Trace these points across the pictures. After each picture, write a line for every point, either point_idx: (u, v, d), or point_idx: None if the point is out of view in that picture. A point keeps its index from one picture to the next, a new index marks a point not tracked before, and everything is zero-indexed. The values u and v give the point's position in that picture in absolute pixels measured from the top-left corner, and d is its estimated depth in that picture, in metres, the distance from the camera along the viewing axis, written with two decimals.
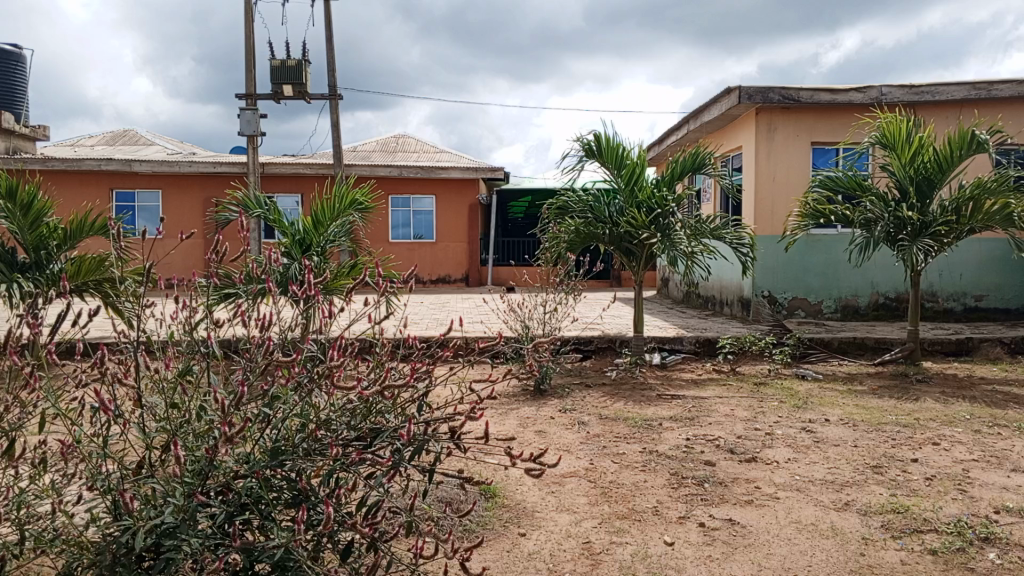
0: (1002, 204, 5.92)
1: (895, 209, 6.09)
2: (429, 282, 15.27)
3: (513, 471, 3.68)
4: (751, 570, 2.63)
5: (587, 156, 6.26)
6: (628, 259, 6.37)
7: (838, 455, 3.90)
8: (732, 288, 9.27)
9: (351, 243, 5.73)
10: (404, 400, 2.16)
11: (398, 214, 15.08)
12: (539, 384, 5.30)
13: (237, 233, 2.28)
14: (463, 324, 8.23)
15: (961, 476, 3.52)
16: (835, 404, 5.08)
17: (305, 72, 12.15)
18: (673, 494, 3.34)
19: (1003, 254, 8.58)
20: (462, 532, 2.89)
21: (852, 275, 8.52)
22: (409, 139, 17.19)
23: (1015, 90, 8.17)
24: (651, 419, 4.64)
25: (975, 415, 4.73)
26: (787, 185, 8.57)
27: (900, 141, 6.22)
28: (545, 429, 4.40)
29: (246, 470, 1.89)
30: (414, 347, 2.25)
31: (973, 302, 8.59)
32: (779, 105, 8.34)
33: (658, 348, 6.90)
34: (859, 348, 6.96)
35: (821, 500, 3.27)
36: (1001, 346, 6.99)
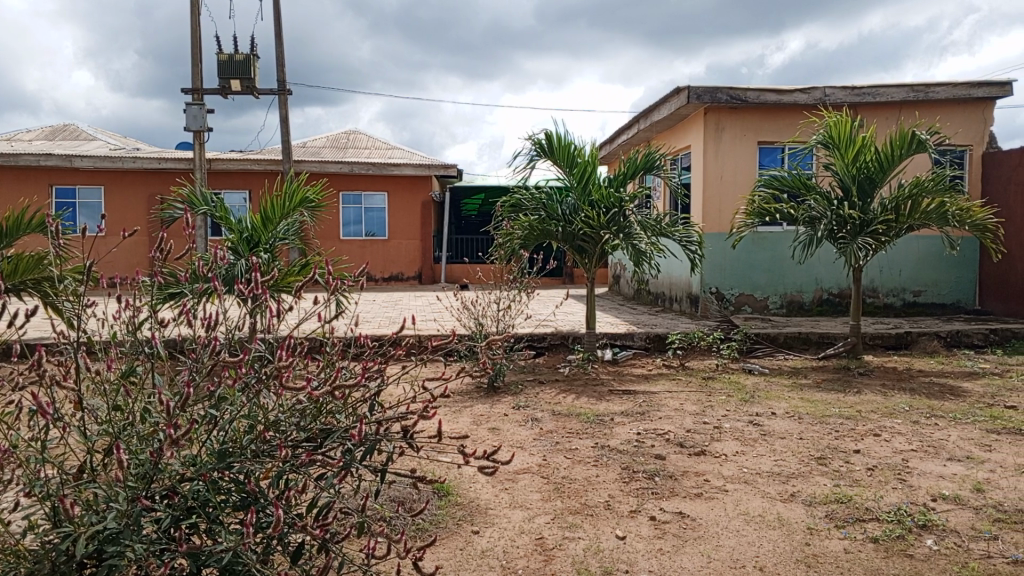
0: (938, 203, 6.13)
1: (837, 208, 6.27)
2: (382, 280, 15.16)
3: (467, 469, 3.69)
4: (700, 563, 2.68)
5: (539, 154, 6.29)
6: (580, 257, 6.41)
7: (784, 448, 3.99)
8: (681, 284, 9.41)
9: (301, 242, 5.65)
10: (356, 400, 2.14)
11: (350, 211, 14.93)
12: (493, 380, 5.31)
13: (183, 230, 2.22)
14: (416, 321, 8.20)
15: (901, 466, 3.64)
16: (781, 398, 5.20)
17: (254, 67, 11.94)
18: (624, 489, 3.38)
19: (939, 251, 8.89)
20: (414, 531, 2.88)
21: (796, 271, 8.74)
22: (360, 135, 17.02)
23: (950, 92, 8.48)
24: (602, 414, 4.69)
25: (914, 406, 4.90)
26: (735, 183, 8.73)
27: (844, 141, 6.38)
28: (498, 426, 4.42)
29: (193, 472, 1.86)
30: (365, 346, 2.22)
31: (912, 297, 8.89)
32: (726, 105, 8.49)
33: (610, 344, 6.94)
34: (804, 343, 7.10)
35: (768, 492, 3.34)
36: (938, 339, 7.22)
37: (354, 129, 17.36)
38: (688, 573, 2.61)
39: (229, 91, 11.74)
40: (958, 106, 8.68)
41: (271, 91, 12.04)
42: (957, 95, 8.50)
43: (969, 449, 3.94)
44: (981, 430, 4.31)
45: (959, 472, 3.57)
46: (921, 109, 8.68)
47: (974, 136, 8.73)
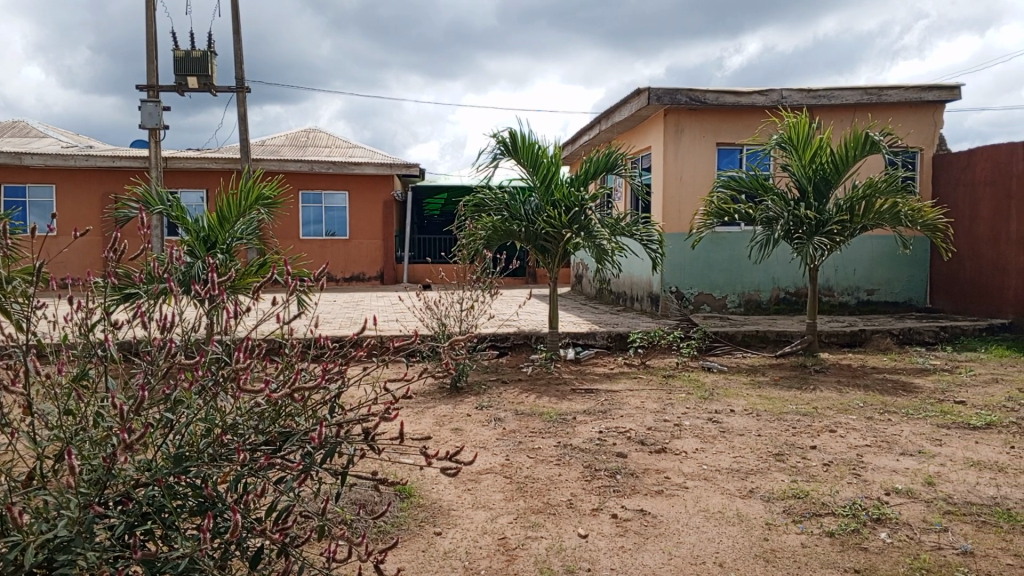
0: (891, 204, 6.27)
1: (793, 208, 6.38)
2: (343, 280, 15.02)
3: (429, 471, 3.67)
4: (661, 560, 2.70)
5: (502, 153, 6.28)
6: (543, 257, 6.43)
7: (742, 445, 4.04)
8: (643, 284, 9.49)
9: (259, 241, 5.57)
10: (316, 402, 2.12)
11: (309, 211, 14.78)
12: (456, 381, 5.30)
13: (137, 230, 2.17)
14: (377, 322, 8.14)
15: (856, 461, 3.73)
16: (739, 395, 5.28)
17: (211, 64, 11.72)
18: (586, 487, 3.39)
19: (891, 251, 9.10)
20: (376, 534, 2.86)
21: (754, 270, 8.88)
22: (320, 134, 16.85)
23: (902, 95, 8.68)
24: (565, 413, 4.71)
25: (868, 402, 5.02)
26: (695, 184, 8.84)
27: (800, 142, 6.50)
28: (461, 426, 4.41)
29: (148, 478, 1.81)
30: (326, 348, 2.19)
31: (866, 295, 9.08)
32: (685, 106, 8.58)
33: (572, 343, 6.96)
34: (761, 341, 7.22)
35: (727, 488, 3.38)
36: (891, 336, 7.39)
37: (314, 127, 17.18)
38: (649, 570, 2.63)
39: (185, 89, 11.52)
40: (909, 109, 8.90)
41: (229, 88, 11.85)
42: (909, 98, 8.70)
43: (921, 443, 4.05)
44: (933, 425, 4.43)
45: (911, 466, 3.66)
46: (874, 111, 8.87)
47: (925, 138, 8.95)
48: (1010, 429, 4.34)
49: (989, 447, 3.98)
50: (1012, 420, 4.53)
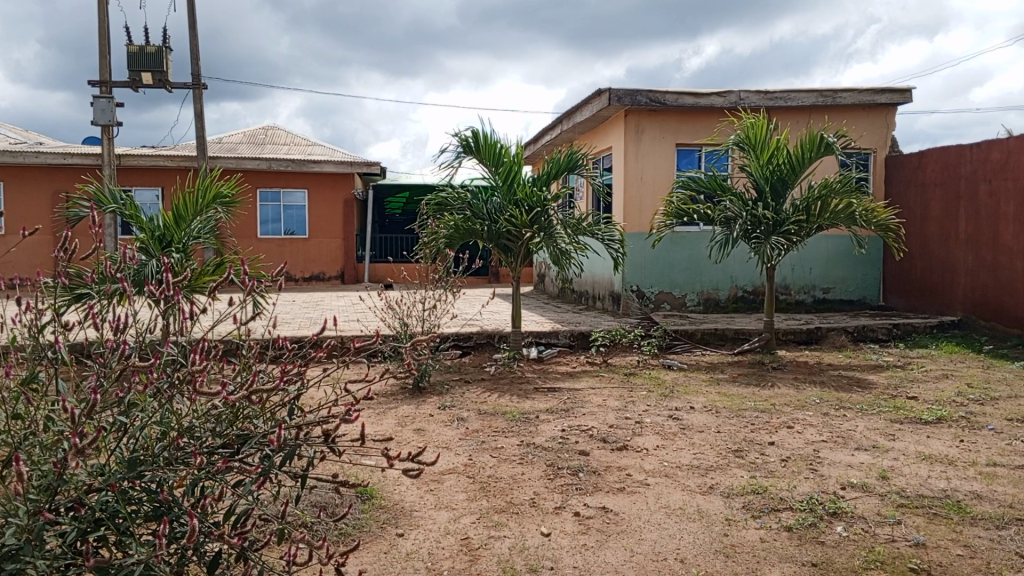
0: (845, 204, 6.40)
1: (751, 208, 6.48)
2: (302, 280, 14.84)
3: (391, 472, 3.64)
4: (623, 557, 2.72)
5: (464, 152, 6.26)
6: (505, 256, 6.44)
7: (702, 441, 4.09)
8: (604, 283, 9.55)
9: (216, 241, 5.47)
10: (275, 405, 2.09)
11: (268, 209, 14.58)
12: (418, 381, 5.27)
13: (89, 230, 2.11)
14: (338, 322, 8.06)
15: (812, 456, 3.80)
16: (699, 392, 5.34)
17: (166, 60, 11.49)
18: (549, 485, 3.40)
19: (846, 250, 9.30)
20: (336, 536, 2.83)
21: (713, 269, 8.99)
22: (279, 131, 16.61)
23: (856, 98, 8.87)
24: (528, 412, 4.71)
25: (824, 398, 5.12)
26: (655, 184, 8.92)
27: (758, 143, 6.61)
28: (423, 427, 4.38)
29: (101, 483, 1.76)
30: (285, 349, 2.16)
31: (822, 293, 9.26)
32: (645, 107, 8.66)
33: (535, 342, 6.98)
34: (720, 339, 7.32)
35: (688, 485, 3.42)
36: (846, 334, 7.55)
37: (273, 125, 16.93)
38: (612, 568, 2.64)
39: (140, 85, 11.27)
40: (863, 111, 9.10)
41: (185, 85, 11.63)
42: (863, 101, 8.90)
43: (875, 438, 4.14)
44: (886, 420, 4.54)
45: (866, 460, 3.74)
46: (829, 113, 9.06)
47: (878, 140, 9.16)
48: (960, 423, 4.47)
49: (940, 441, 4.08)
50: (961, 414, 4.67)
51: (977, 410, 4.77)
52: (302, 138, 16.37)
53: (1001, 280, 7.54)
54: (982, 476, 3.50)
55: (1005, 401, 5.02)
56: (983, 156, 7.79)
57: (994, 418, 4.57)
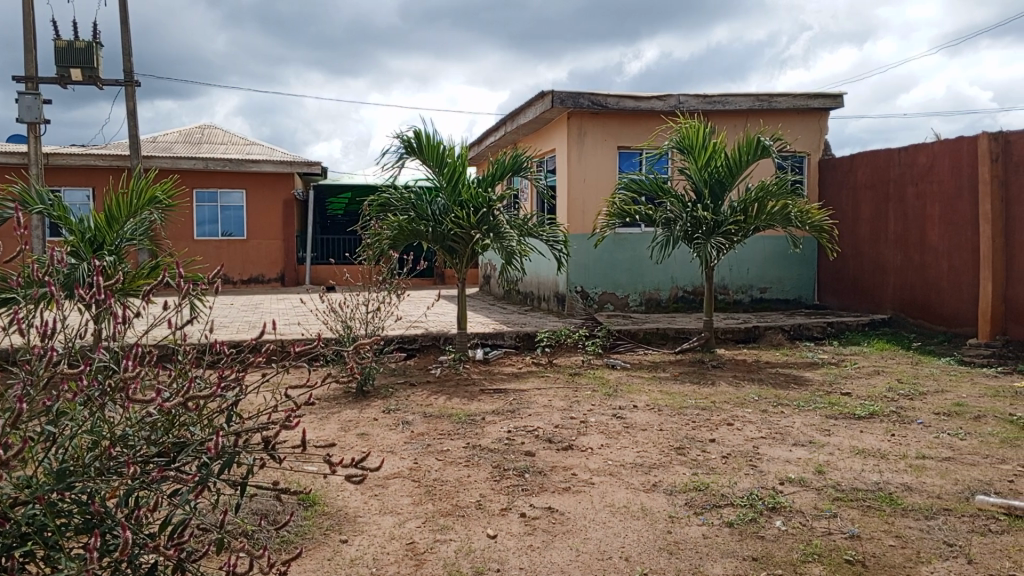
0: (782, 205, 6.56)
1: (691, 210, 6.60)
2: (241, 282, 14.53)
3: (333, 478, 3.58)
4: (569, 556, 2.73)
5: (407, 153, 6.20)
6: (451, 257, 6.41)
7: (645, 439, 4.14)
8: (549, 284, 9.60)
9: (151, 243, 5.31)
10: (212, 411, 2.04)
11: (204, 210, 14.25)
12: (362, 385, 5.21)
13: (14, 231, 2.01)
14: (278, 325, 7.91)
15: (752, 453, 3.88)
16: (641, 391, 5.41)
17: (97, 56, 11.11)
18: (494, 487, 3.40)
19: (782, 250, 9.55)
20: (278, 544, 2.77)
21: (655, 270, 9.14)
22: (216, 130, 16.21)
23: (791, 102, 9.11)
24: (473, 414, 4.69)
25: (762, 396, 5.24)
26: (598, 186, 9.01)
27: (697, 146, 6.73)
28: (367, 431, 4.32)
29: (27, 496, 1.68)
30: (223, 353, 2.10)
31: (759, 293, 9.49)
32: (588, 110, 8.74)
33: (480, 343, 6.98)
34: (662, 338, 7.44)
35: (632, 483, 3.46)
36: (783, 332, 7.75)
37: (209, 124, 16.52)
38: (558, 568, 2.65)
39: (68, 81, 10.85)
40: (797, 116, 9.36)
41: (116, 82, 11.26)
42: (797, 105, 9.14)
43: (811, 434, 4.26)
44: (822, 416, 4.67)
45: (803, 456, 3.84)
46: (765, 117, 9.28)
47: (812, 144, 9.43)
48: (891, 418, 4.63)
49: (873, 435, 4.22)
50: (892, 409, 4.83)
51: (907, 405, 4.96)
52: (240, 137, 16.02)
53: (928, 278, 7.84)
54: (912, 468, 3.64)
55: (932, 396, 5.22)
56: (911, 160, 8.09)
57: (923, 412, 4.74)
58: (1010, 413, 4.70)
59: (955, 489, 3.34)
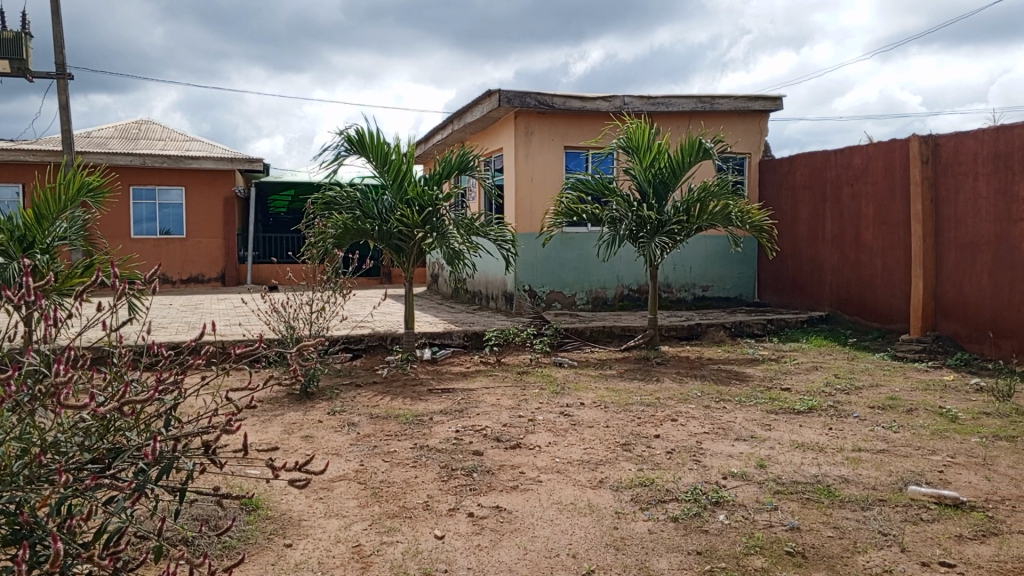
0: (723, 206, 6.67)
1: (636, 209, 6.67)
2: (179, 282, 14.17)
3: (276, 482, 3.50)
4: (517, 555, 2.74)
5: (351, 151, 6.12)
6: (397, 256, 6.34)
7: (591, 436, 4.18)
8: (496, 283, 9.61)
9: (85, 242, 5.14)
10: (149, 416, 1.99)
11: (141, 207, 13.87)
12: (306, 387, 5.13)
13: None
14: (218, 326, 7.74)
15: (695, 448, 3.95)
16: (588, 388, 5.45)
17: (26, 47, 10.69)
18: (442, 487, 3.38)
19: (723, 249, 9.76)
20: (219, 551, 2.71)
21: (600, 269, 9.22)
22: (154, 125, 15.75)
23: (732, 104, 9.29)
24: (421, 414, 4.66)
25: (705, 392, 5.34)
26: (545, 185, 9.05)
27: (642, 146, 6.82)
28: (312, 434, 4.26)
29: None
30: (161, 355, 2.02)
31: (701, 291, 9.67)
32: (534, 109, 8.76)
33: (428, 343, 6.94)
34: (608, 336, 7.50)
35: (578, 480, 3.48)
36: (724, 329, 7.91)
37: (147, 119, 16.04)
38: (506, 567, 2.65)
39: None
40: (738, 117, 9.55)
41: (47, 75, 10.84)
42: (738, 108, 9.33)
43: (753, 429, 4.35)
44: (763, 411, 4.78)
45: (744, 450, 3.92)
46: (707, 118, 9.45)
47: (752, 145, 9.64)
48: (828, 412, 4.77)
49: (812, 429, 4.34)
50: (829, 403, 4.98)
51: (843, 399, 5.10)
52: (179, 133, 15.59)
53: (863, 277, 8.10)
54: (849, 461, 3.75)
55: (867, 390, 5.40)
56: (847, 161, 8.33)
57: (858, 406, 4.90)
58: (940, 406, 4.89)
59: (889, 480, 3.45)
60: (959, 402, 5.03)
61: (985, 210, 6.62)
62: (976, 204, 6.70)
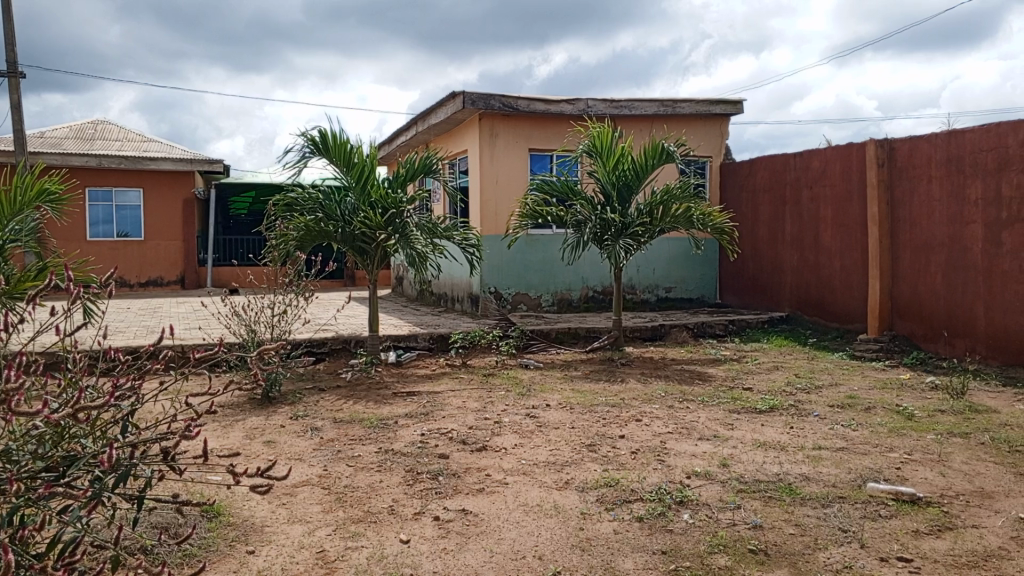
0: (685, 208, 6.72)
1: (600, 212, 6.72)
2: (137, 285, 13.88)
3: (238, 489, 3.44)
4: (483, 558, 2.73)
5: (313, 152, 6.05)
6: (361, 258, 6.30)
7: (558, 438, 4.18)
8: (462, 285, 9.59)
9: (37, 244, 4.98)
10: (106, 423, 1.94)
11: (98, 209, 13.55)
12: (268, 391, 5.05)
13: None
14: (177, 329, 7.60)
15: (660, 448, 3.98)
16: (554, 390, 5.47)
17: None
18: (408, 492, 3.36)
19: (686, 251, 9.86)
20: (179, 559, 2.65)
21: (565, 271, 9.26)
22: (109, 126, 15.40)
23: (693, 109, 9.42)
24: (386, 418, 4.62)
25: (669, 392, 5.39)
26: (510, 187, 9.05)
27: (605, 149, 6.86)
28: (274, 438, 4.20)
29: None
30: (118, 360, 1.96)
31: (664, 292, 9.76)
32: (498, 112, 8.76)
33: (393, 346, 6.90)
34: (573, 337, 7.53)
35: (545, 481, 3.49)
36: (687, 330, 8.00)
37: (103, 119, 15.69)
38: (472, 570, 2.65)
39: None
40: (700, 121, 9.68)
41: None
42: (700, 112, 9.46)
43: (716, 428, 4.40)
44: (725, 411, 4.83)
45: (708, 450, 3.96)
46: (669, 122, 9.56)
47: (714, 149, 9.77)
48: (789, 411, 4.84)
49: (773, 428, 4.41)
50: (790, 402, 5.06)
51: (804, 398, 5.19)
52: (136, 134, 15.28)
53: (822, 278, 8.24)
54: (810, 459, 3.81)
55: (826, 389, 5.50)
56: (806, 164, 8.47)
57: (818, 405, 4.98)
58: (897, 404, 4.99)
59: (849, 477, 3.52)
60: (916, 400, 5.15)
61: (938, 212, 6.80)
62: (930, 207, 6.88)
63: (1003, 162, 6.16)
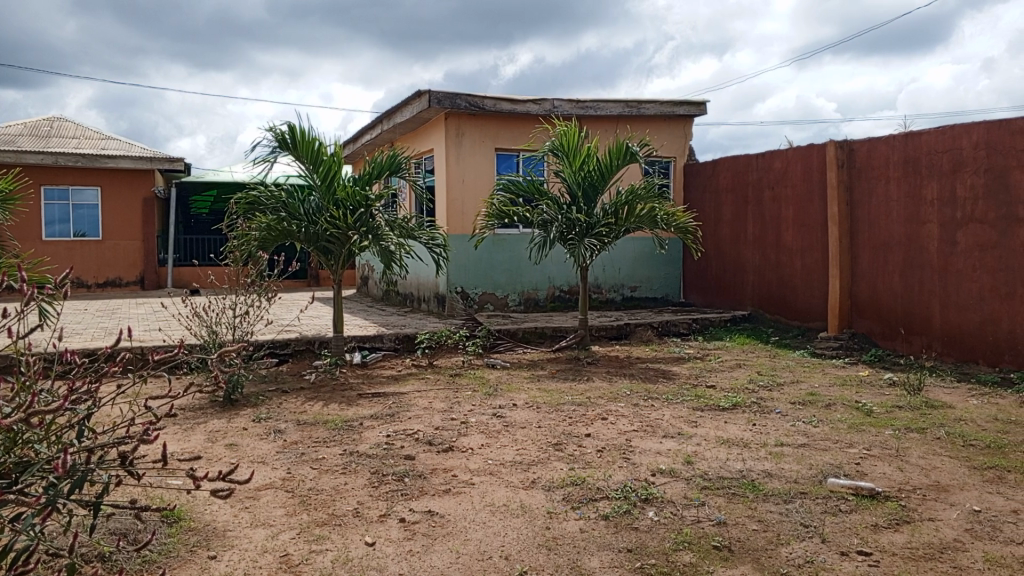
0: (649, 208, 6.77)
1: (566, 211, 6.73)
2: (95, 286, 13.58)
3: (199, 493, 3.39)
4: (450, 559, 2.72)
5: (279, 149, 5.98)
6: (325, 258, 6.22)
7: (524, 437, 4.19)
8: (428, 285, 9.54)
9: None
10: (62, 427, 1.90)
11: (54, 208, 13.24)
12: (230, 394, 4.98)
13: None
14: (136, 331, 7.44)
15: (625, 446, 4.01)
16: (521, 389, 5.47)
17: None
18: (373, 494, 3.33)
19: (650, 251, 9.94)
20: (138, 565, 2.60)
21: (532, 270, 9.28)
22: (65, 122, 15.05)
23: (658, 109, 9.51)
24: (351, 420, 4.58)
25: (634, 390, 5.42)
26: (476, 187, 9.04)
27: (572, 149, 6.89)
28: (237, 441, 4.14)
29: None
30: (73, 363, 1.90)
31: (629, 292, 9.84)
32: (464, 111, 8.73)
33: (358, 347, 6.84)
34: (540, 336, 7.54)
35: (511, 481, 3.49)
36: (652, 329, 8.06)
37: (59, 115, 15.32)
38: (437, 570, 2.64)
39: None
40: (664, 122, 9.77)
41: None
42: (664, 113, 9.55)
43: (680, 426, 4.43)
44: (689, 408, 4.89)
45: (672, 447, 4.00)
46: (634, 123, 9.63)
47: (678, 150, 9.87)
48: (752, 408, 4.90)
49: (736, 426, 4.45)
50: (753, 399, 5.13)
51: (766, 395, 5.27)
52: (94, 130, 14.95)
53: (784, 277, 8.37)
54: (772, 455, 3.86)
55: (787, 386, 5.59)
56: (768, 165, 8.58)
57: (780, 402, 5.06)
58: (856, 400, 5.09)
59: (810, 473, 3.58)
60: (874, 397, 5.25)
61: (896, 212, 6.94)
62: (888, 207, 7.02)
63: (958, 164, 6.31)
